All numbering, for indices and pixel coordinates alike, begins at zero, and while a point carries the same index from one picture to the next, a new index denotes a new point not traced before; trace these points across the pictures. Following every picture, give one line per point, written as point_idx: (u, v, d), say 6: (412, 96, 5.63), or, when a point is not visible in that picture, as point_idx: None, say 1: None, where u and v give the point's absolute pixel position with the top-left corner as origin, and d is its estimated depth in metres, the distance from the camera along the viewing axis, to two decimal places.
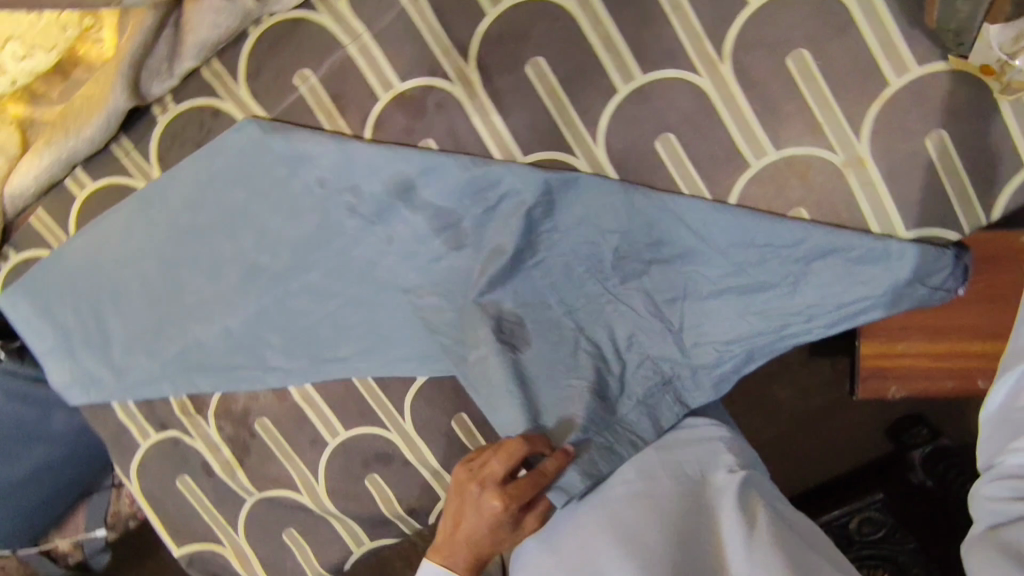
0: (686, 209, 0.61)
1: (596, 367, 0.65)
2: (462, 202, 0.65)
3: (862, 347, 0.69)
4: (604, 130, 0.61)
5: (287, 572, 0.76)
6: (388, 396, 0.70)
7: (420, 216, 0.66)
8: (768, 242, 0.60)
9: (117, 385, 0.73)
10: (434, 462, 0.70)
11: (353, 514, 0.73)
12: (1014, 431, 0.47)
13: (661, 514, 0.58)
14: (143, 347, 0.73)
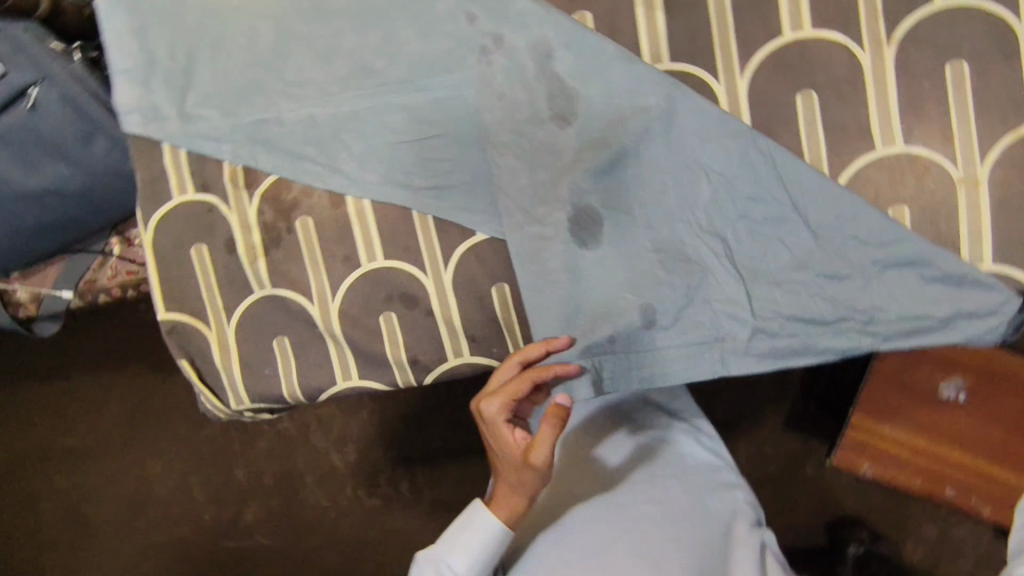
0: (798, 174, 0.60)
1: (654, 292, 0.66)
2: (589, 83, 0.62)
3: (856, 434, 1.02)
4: (756, 65, 0.62)
5: (262, 379, 0.73)
6: (439, 241, 0.69)
7: (541, 81, 0.63)
8: (860, 234, 0.60)
9: (180, 128, 0.71)
10: (455, 320, 0.70)
11: (354, 344, 0.71)
12: None
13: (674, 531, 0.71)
14: (222, 101, 0.70)
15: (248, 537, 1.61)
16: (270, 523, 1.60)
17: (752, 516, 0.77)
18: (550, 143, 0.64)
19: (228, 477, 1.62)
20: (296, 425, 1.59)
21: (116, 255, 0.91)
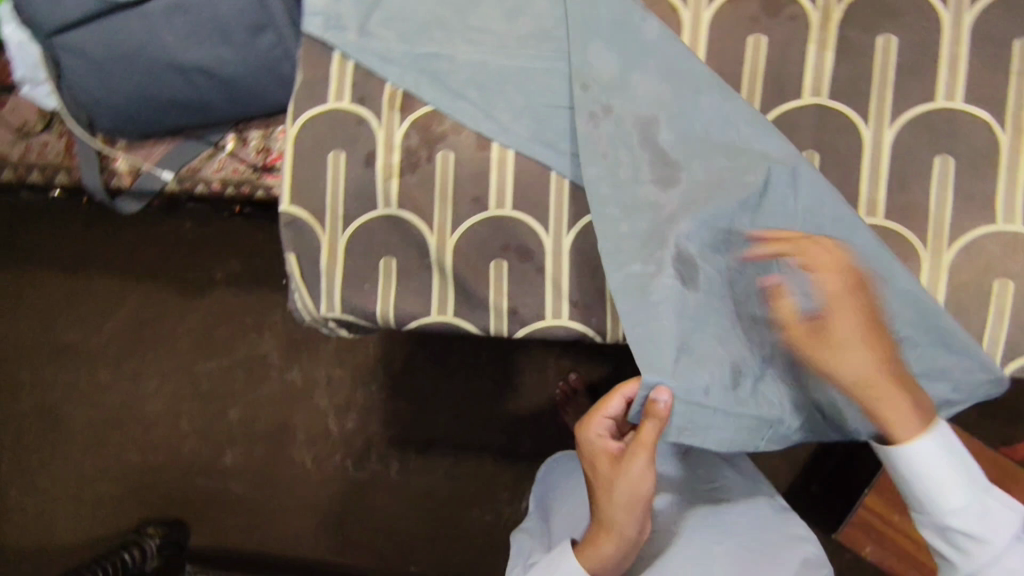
0: (870, 278, 0.63)
1: (726, 369, 0.63)
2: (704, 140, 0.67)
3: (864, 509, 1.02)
4: (904, 121, 0.67)
5: (360, 293, 0.76)
6: (569, 206, 0.73)
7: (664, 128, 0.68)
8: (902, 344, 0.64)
9: (357, 40, 0.74)
10: (563, 282, 0.74)
11: (460, 281, 0.74)
12: None
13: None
14: (404, 27, 0.74)
15: (219, 479, 1.51)
16: (247, 471, 1.50)
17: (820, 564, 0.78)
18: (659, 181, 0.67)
19: (215, 414, 1.51)
20: (302, 382, 1.47)
21: (229, 150, 0.94)
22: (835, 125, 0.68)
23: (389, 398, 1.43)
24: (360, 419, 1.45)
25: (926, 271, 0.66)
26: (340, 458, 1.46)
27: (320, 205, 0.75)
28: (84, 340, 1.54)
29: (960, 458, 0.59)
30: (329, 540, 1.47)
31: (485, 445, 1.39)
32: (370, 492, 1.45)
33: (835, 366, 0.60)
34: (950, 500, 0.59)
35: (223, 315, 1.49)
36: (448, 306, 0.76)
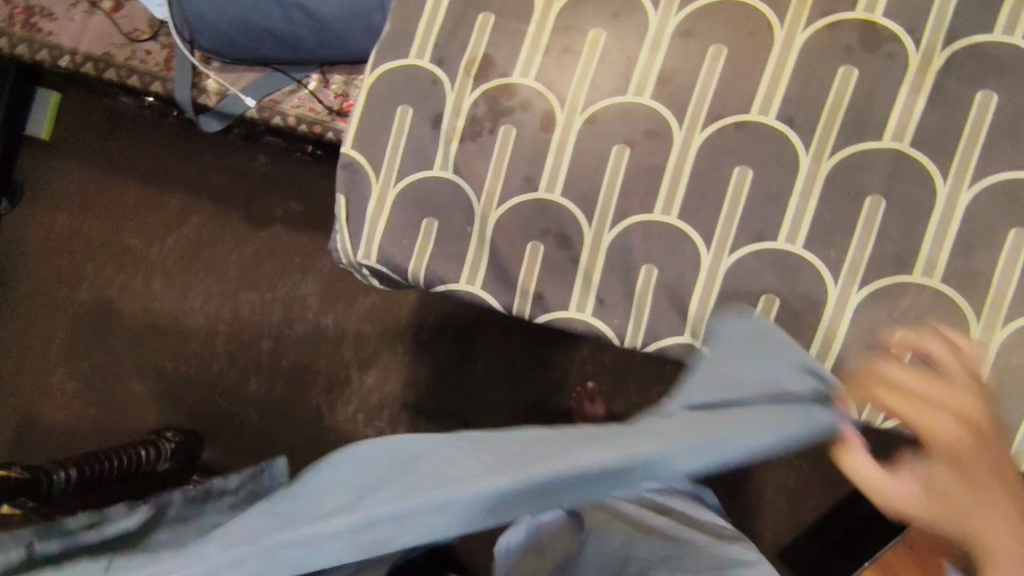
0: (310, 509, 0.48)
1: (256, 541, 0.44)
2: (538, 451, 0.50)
3: None
4: (985, 184, 0.64)
5: (396, 248, 0.77)
6: (619, 201, 0.72)
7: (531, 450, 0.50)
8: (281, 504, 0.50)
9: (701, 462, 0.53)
10: (595, 278, 0.72)
11: (496, 254, 0.74)
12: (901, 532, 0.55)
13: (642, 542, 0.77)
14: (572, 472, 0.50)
15: (235, 407, 1.53)
16: (266, 403, 1.51)
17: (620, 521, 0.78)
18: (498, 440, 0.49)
19: (244, 344, 1.54)
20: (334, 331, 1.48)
21: (310, 90, 0.97)
22: (910, 175, 0.65)
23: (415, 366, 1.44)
24: (378, 377, 1.45)
25: (972, 345, 0.63)
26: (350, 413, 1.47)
27: (377, 155, 0.77)
28: (145, 248, 1.60)
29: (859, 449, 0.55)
30: None
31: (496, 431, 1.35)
32: None
33: (922, 430, 0.51)
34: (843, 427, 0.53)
35: (276, 251, 1.53)
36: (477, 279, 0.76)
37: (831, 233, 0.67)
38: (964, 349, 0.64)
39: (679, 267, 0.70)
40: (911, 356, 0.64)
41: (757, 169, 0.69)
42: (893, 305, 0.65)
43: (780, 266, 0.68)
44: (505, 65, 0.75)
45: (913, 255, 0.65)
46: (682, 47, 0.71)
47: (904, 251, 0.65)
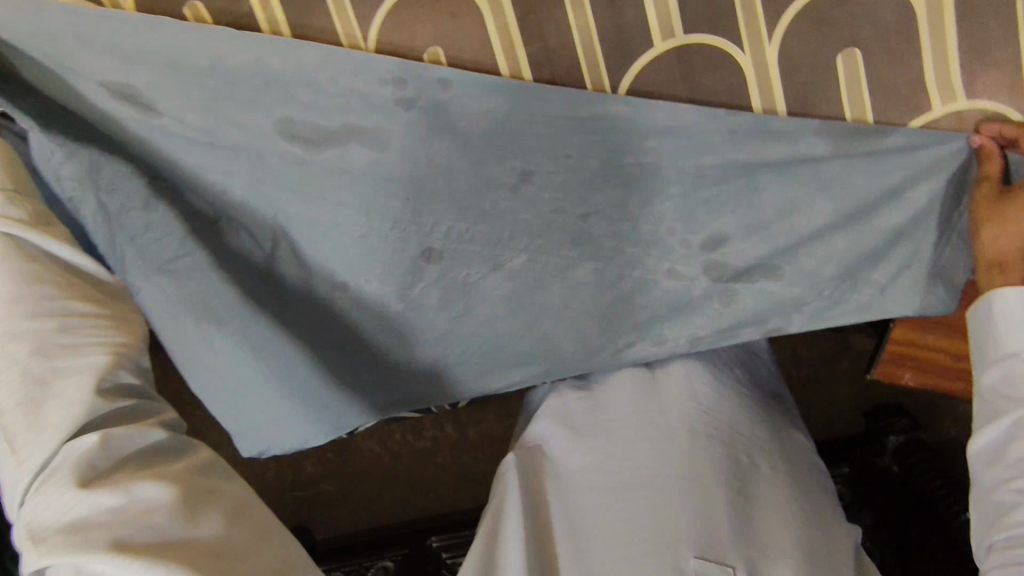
0: (403, 122, 0.57)
1: (330, 221, 0.61)
2: (569, 295, 0.64)
3: (890, 332, 0.73)
4: (783, 28, 0.52)
5: (288, 440, 0.71)
6: (446, 272, 0.63)
7: (578, 287, 0.64)
8: (332, 191, 0.59)
9: (578, 304, 0.65)
10: (479, 340, 0.68)
11: (381, 373, 0.71)
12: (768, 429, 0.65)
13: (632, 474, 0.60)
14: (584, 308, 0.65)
15: None
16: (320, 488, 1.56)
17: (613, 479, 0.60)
18: (518, 277, 0.63)
19: None
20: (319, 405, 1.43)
21: None
22: (703, 65, 0.54)
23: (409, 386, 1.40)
24: None
25: (863, 192, 0.56)
26: None
27: (213, 378, 0.68)
28: None
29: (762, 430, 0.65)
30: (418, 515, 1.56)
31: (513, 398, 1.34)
32: None
33: None
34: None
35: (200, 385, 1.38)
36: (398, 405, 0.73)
37: (668, 177, 0.58)
38: (858, 198, 0.57)
39: (553, 292, 0.64)
40: (805, 240, 0.59)
41: (558, 161, 0.58)
42: (768, 215, 0.59)
43: (642, 243, 0.62)
44: (240, 217, 0.62)
45: (758, 153, 0.56)
46: (388, 83, 0.55)
47: (744, 154, 0.56)
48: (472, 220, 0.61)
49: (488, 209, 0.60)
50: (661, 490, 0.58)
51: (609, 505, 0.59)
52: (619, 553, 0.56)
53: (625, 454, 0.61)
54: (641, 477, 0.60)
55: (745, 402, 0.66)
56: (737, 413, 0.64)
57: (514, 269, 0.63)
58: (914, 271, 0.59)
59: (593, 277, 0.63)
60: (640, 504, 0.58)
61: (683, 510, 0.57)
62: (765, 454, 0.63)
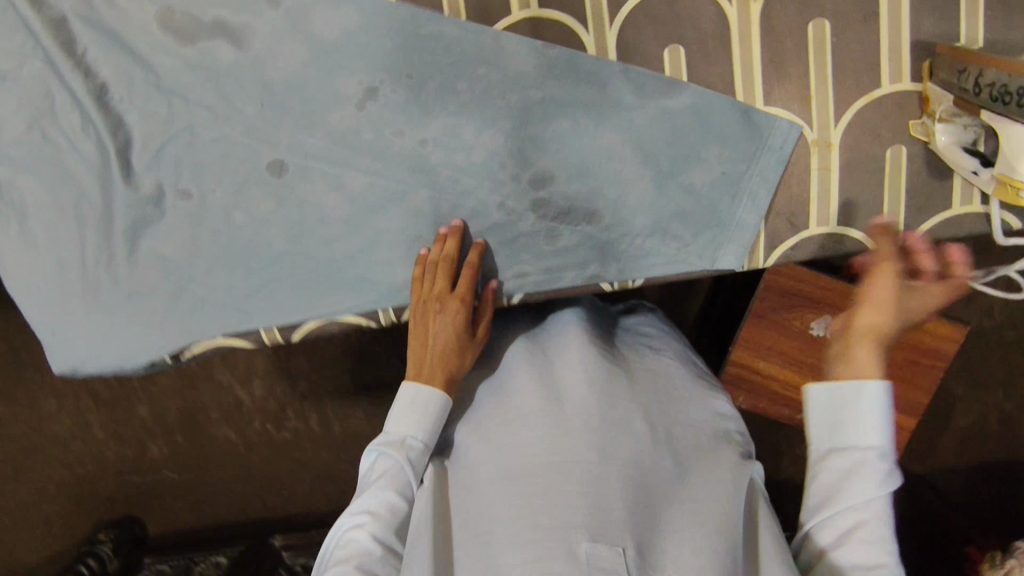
0: (273, 28, 0.62)
1: (189, 116, 0.64)
2: (407, 236, 0.66)
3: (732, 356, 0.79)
4: (623, 18, 0.61)
5: (97, 337, 0.68)
6: (291, 188, 0.65)
7: (418, 225, 0.65)
8: (199, 82, 0.63)
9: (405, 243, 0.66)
10: (310, 266, 0.67)
11: (202, 295, 0.68)
12: (697, 409, 0.59)
13: (535, 453, 0.53)
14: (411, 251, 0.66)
15: None
16: None
17: (517, 456, 0.54)
18: (358, 205, 0.65)
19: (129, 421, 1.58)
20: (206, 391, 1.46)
21: None
22: (552, 36, 0.62)
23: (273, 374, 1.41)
24: None
25: (671, 168, 0.62)
26: None
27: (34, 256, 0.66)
28: None
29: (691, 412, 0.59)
30: None
31: None
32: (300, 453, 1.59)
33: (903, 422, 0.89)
34: (872, 442, 0.48)
35: None
36: (208, 327, 0.68)
37: (509, 126, 0.63)
38: (667, 176, 0.63)
39: (389, 220, 0.65)
40: (620, 208, 0.64)
41: (410, 87, 0.63)
42: (595, 168, 0.63)
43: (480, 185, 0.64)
44: (99, 96, 0.63)
45: (589, 115, 0.62)
46: None
47: (577, 113, 0.62)
48: (323, 137, 0.64)
49: (339, 130, 0.64)
50: (559, 473, 0.51)
51: (502, 489, 0.53)
52: (496, 547, 0.50)
53: (507, 446, 0.55)
54: (544, 459, 0.52)
55: (660, 381, 0.60)
56: (655, 390, 0.59)
57: (355, 195, 0.65)
58: (711, 247, 0.64)
59: (429, 206, 0.65)
60: (543, 492, 0.51)
61: (574, 492, 0.50)
62: (681, 427, 0.57)
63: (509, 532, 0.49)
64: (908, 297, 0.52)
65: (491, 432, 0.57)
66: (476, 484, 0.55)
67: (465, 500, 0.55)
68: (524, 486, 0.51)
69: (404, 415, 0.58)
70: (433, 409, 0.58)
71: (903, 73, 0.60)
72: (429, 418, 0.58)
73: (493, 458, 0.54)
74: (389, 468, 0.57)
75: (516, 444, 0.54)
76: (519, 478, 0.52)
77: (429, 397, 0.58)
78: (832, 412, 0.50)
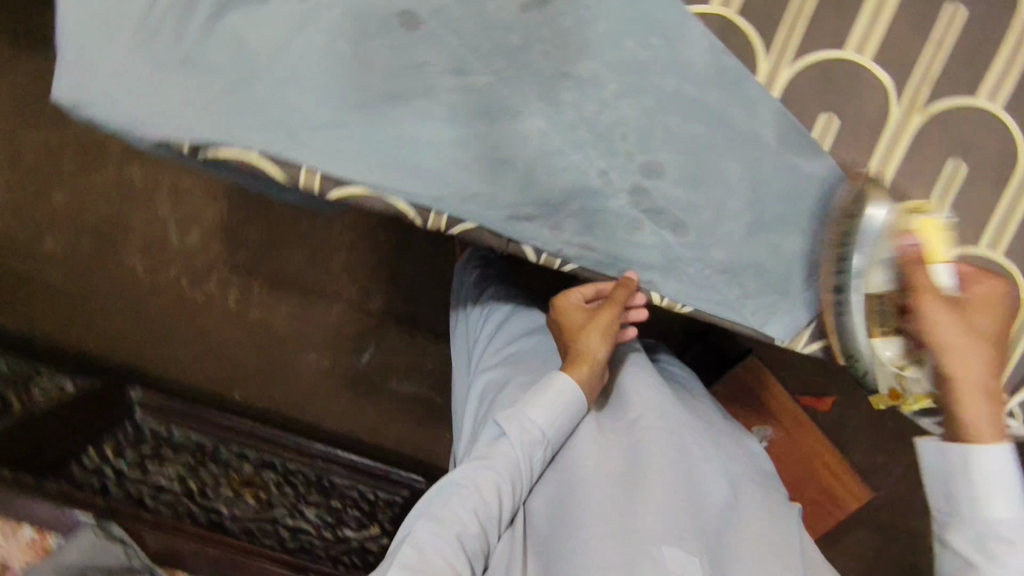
0: None
1: None
2: (501, 155, 0.62)
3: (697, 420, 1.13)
4: (804, 64, 0.60)
5: (125, 87, 0.58)
6: (413, 45, 0.60)
7: (519, 150, 0.62)
8: None
9: (496, 160, 0.62)
10: (389, 132, 0.61)
11: (264, 103, 0.60)
12: (742, 462, 0.74)
13: (615, 467, 0.65)
14: (498, 172, 0.62)
15: (46, 270, 1.44)
16: (72, 265, 1.43)
17: (598, 461, 0.66)
18: (470, 98, 0.60)
19: (39, 194, 1.39)
20: (166, 214, 1.39)
21: None
22: (734, 44, 0.60)
23: (244, 226, 1.39)
24: (203, 236, 1.40)
25: (771, 222, 0.64)
26: (177, 271, 1.43)
27: None
28: None
29: (740, 463, 0.73)
30: (162, 360, 1.48)
31: (338, 296, 1.41)
32: (206, 312, 1.45)
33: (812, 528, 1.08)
34: (1002, 514, 0.52)
35: (109, 193, 1.38)
36: (249, 138, 0.60)
37: (651, 104, 0.61)
38: (764, 226, 0.64)
39: (493, 130, 0.61)
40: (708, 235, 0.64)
41: (581, 15, 0.59)
42: (707, 185, 0.62)
43: (596, 143, 0.62)
44: None
45: (726, 135, 0.61)
46: None
47: (717, 129, 0.61)
48: (471, 14, 0.59)
49: (491, 17, 0.59)
50: (639, 490, 0.63)
51: (586, 488, 0.64)
52: (581, 541, 0.60)
53: (589, 455, 0.67)
54: (622, 475, 0.65)
55: (716, 431, 0.74)
56: (716, 437, 0.73)
57: (473, 87, 0.60)
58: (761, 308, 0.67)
59: (537, 139, 0.62)
60: (624, 502, 0.62)
61: (649, 510, 0.62)
62: (737, 469, 0.72)
63: (592, 519, 0.61)
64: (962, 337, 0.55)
65: (576, 437, 0.69)
66: (563, 480, 0.67)
67: (558, 491, 0.67)
68: (611, 492, 0.63)
69: (537, 402, 0.66)
70: (570, 407, 0.67)
71: (1001, 242, 0.63)
72: (560, 417, 0.67)
73: (578, 458, 0.67)
74: (498, 466, 0.64)
75: (604, 454, 0.67)
76: (600, 479, 0.64)
77: (566, 389, 0.67)
78: (956, 472, 0.55)
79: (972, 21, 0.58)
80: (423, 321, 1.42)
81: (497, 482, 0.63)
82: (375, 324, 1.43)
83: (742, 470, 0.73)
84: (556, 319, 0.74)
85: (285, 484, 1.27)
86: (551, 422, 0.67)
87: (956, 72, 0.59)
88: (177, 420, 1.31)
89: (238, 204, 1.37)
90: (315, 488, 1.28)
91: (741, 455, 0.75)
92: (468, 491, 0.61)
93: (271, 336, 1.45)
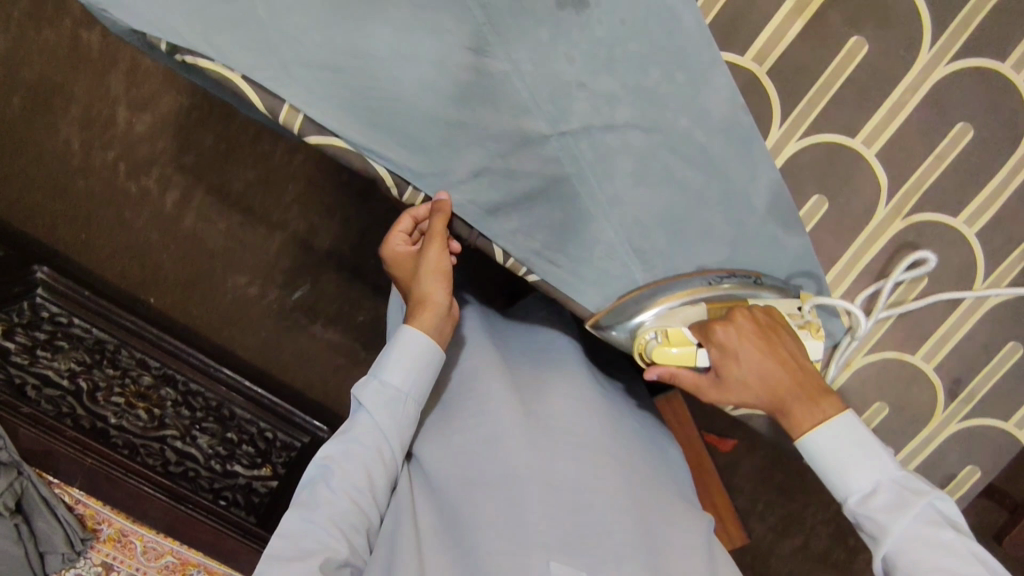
0: None
1: None
2: (503, 145, 0.59)
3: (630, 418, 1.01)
4: (810, 141, 0.61)
5: None
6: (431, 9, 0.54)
7: (519, 149, 0.59)
8: None
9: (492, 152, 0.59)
10: (388, 94, 0.57)
11: (261, 26, 0.55)
12: (642, 454, 0.75)
13: (494, 457, 0.68)
14: (490, 163, 0.60)
15: None
16: None
17: (479, 450, 0.69)
18: (478, 81, 0.56)
19: None
20: (116, 91, 1.27)
21: None
22: (753, 102, 0.59)
23: (200, 127, 1.29)
24: (153, 125, 1.29)
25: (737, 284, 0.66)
26: (115, 155, 1.31)
27: None
28: None
29: (637, 452, 0.75)
30: (73, 245, 1.35)
31: (284, 225, 1.34)
32: (137, 206, 1.34)
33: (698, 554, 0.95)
34: (857, 481, 0.58)
35: (55, 51, 1.25)
36: (240, 59, 0.55)
37: (657, 139, 0.59)
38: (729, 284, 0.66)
39: (496, 119, 0.58)
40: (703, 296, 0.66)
41: (614, 30, 0.55)
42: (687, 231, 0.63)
43: (594, 164, 0.60)
44: None
45: (718, 192, 0.61)
46: None
47: (714, 180, 0.61)
48: None
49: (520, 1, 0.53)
50: (512, 485, 0.67)
51: (472, 487, 0.68)
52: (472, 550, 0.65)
53: (472, 444, 0.70)
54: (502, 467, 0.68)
55: (608, 414, 0.75)
56: (607, 420, 0.74)
57: (483, 71, 0.56)
58: None
59: (536, 141, 0.59)
60: (500, 501, 0.66)
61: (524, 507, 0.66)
62: (627, 452, 0.73)
63: (472, 517, 0.66)
64: (726, 384, 0.61)
65: (460, 424, 0.72)
66: (445, 466, 0.70)
67: (441, 475, 0.70)
68: (491, 487, 0.67)
69: (399, 363, 0.68)
70: (423, 359, 0.68)
71: (936, 357, 0.66)
72: (416, 374, 0.68)
73: (465, 445, 0.70)
74: (363, 439, 0.66)
75: (480, 437, 0.69)
76: (482, 471, 0.68)
77: (425, 347, 0.68)
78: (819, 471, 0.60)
79: (974, 146, 0.60)
80: (365, 272, 1.36)
81: (363, 459, 0.66)
82: (316, 263, 1.37)
83: (638, 458, 0.74)
84: (391, 264, 0.72)
85: (182, 404, 1.21)
86: (408, 380, 0.68)
87: (944, 191, 0.61)
88: (85, 315, 1.19)
89: (200, 101, 1.28)
90: (213, 416, 1.22)
91: (641, 449, 0.76)
92: (334, 473, 0.65)
93: (200, 250, 1.36)
